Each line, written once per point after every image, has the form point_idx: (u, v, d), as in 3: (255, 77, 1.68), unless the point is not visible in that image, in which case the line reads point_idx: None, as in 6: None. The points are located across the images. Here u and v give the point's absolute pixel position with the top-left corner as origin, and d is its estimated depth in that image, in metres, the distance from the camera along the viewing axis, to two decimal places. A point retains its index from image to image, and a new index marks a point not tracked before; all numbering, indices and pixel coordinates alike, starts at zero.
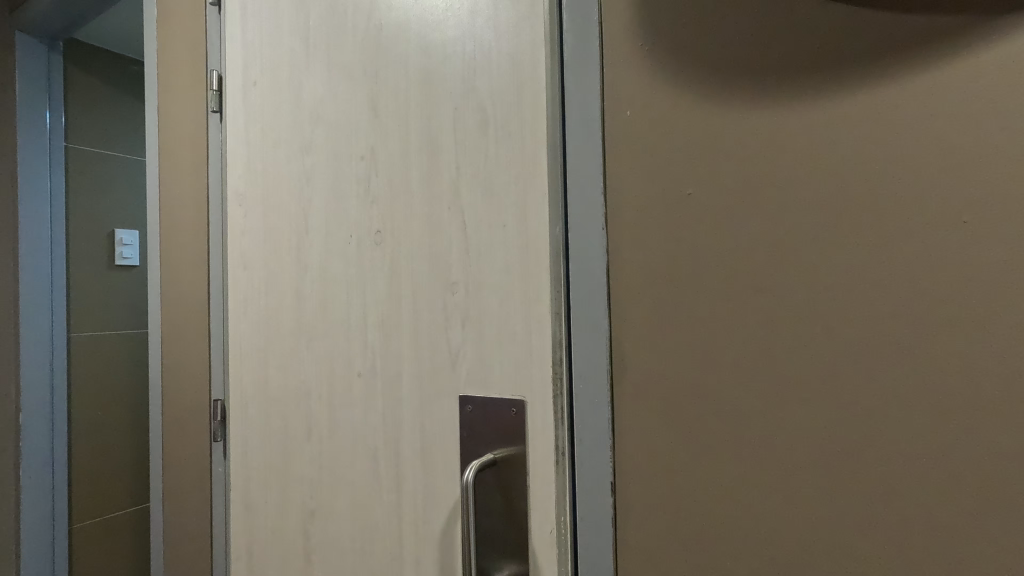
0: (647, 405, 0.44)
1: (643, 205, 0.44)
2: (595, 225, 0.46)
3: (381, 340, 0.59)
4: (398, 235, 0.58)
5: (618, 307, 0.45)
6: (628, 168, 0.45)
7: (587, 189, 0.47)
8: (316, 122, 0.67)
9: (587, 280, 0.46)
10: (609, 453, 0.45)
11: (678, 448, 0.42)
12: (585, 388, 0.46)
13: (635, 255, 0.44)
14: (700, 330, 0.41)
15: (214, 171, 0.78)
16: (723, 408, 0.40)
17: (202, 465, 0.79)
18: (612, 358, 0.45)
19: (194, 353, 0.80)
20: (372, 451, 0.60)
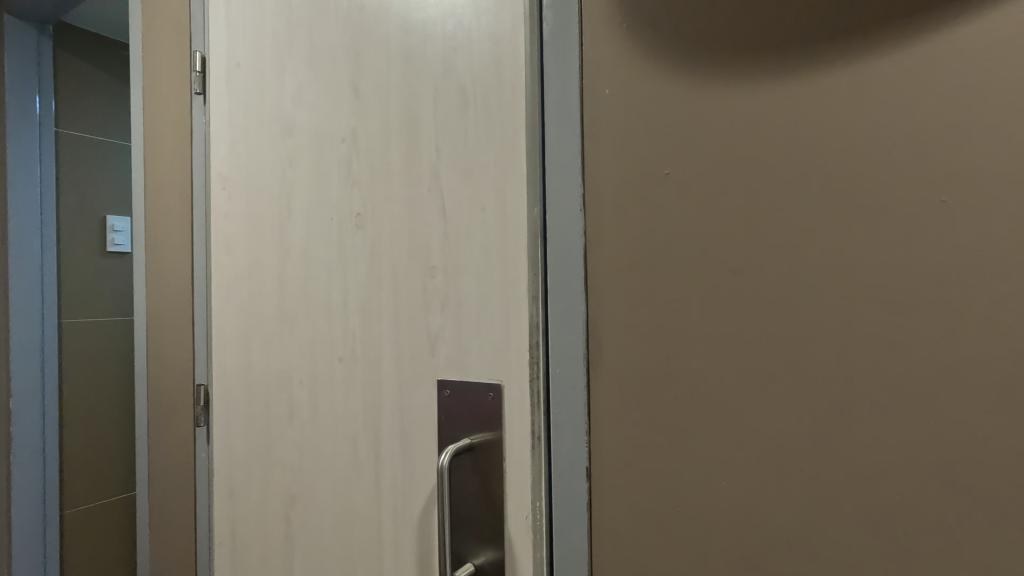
0: (623, 389, 0.43)
1: (621, 186, 0.43)
2: (572, 206, 0.45)
3: (361, 325, 0.59)
4: (379, 218, 0.58)
5: (595, 290, 0.44)
6: (606, 148, 0.44)
7: (566, 169, 0.46)
8: (298, 103, 0.66)
9: (565, 262, 0.46)
10: (584, 438, 0.45)
11: (654, 433, 0.42)
12: (561, 372, 0.46)
13: (612, 237, 0.44)
14: (676, 312, 0.41)
15: (198, 155, 0.78)
16: (699, 393, 0.40)
17: (187, 450, 0.79)
18: (589, 341, 0.45)
19: (178, 338, 0.80)
20: (352, 437, 0.60)
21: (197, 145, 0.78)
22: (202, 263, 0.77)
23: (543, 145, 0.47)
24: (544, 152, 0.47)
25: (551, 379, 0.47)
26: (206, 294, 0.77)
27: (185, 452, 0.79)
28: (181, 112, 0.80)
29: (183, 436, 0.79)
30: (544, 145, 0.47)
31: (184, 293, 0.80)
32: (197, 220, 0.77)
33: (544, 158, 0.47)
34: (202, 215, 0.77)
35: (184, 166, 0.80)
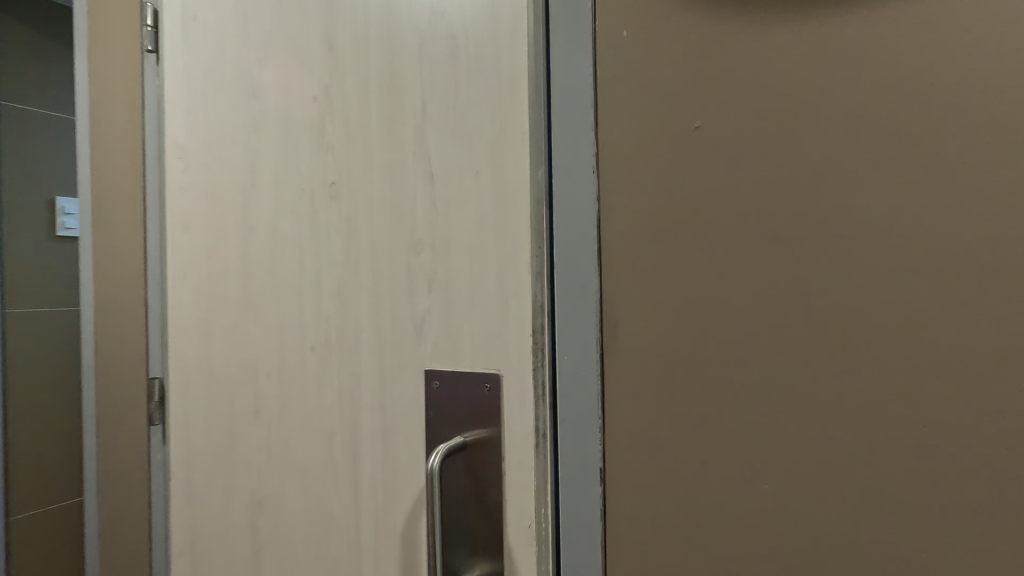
0: (643, 380, 0.37)
1: (640, 144, 0.37)
2: (583, 168, 0.39)
3: (336, 308, 0.52)
4: (356, 186, 0.51)
5: (609, 264, 0.38)
6: (622, 100, 0.38)
7: (575, 125, 0.39)
8: (263, 61, 0.58)
9: (574, 233, 0.39)
10: (597, 436, 0.38)
11: (679, 431, 0.36)
12: (570, 361, 0.39)
13: (630, 203, 0.37)
14: (707, 290, 0.35)
15: (153, 122, 0.70)
16: (734, 382, 0.34)
17: (141, 451, 0.71)
18: (602, 324, 0.38)
19: (130, 327, 0.72)
20: (326, 435, 0.53)
21: (153, 111, 0.70)
22: (156, 243, 0.69)
23: (547, 99, 0.41)
24: (547, 106, 0.40)
25: (557, 370, 0.40)
26: (161, 277, 0.69)
27: (138, 453, 0.72)
28: (132, 74, 0.72)
29: (137, 435, 0.71)
30: (548, 98, 0.40)
31: (137, 277, 0.71)
32: (148, 195, 0.69)
33: (547, 113, 0.40)
34: (157, 190, 0.69)
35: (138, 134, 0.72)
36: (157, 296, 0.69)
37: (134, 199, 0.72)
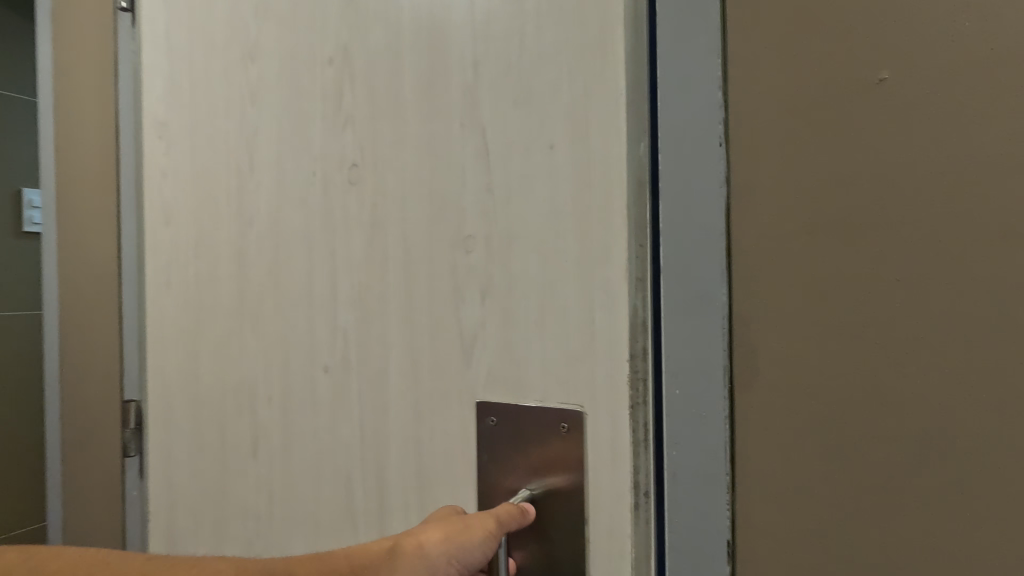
0: (793, 419, 0.28)
1: (790, 112, 0.28)
2: (705, 143, 0.30)
3: (358, 321, 0.41)
4: (384, 167, 0.40)
5: (746, 268, 0.29)
6: (764, 56, 0.29)
7: (694, 88, 0.30)
8: (263, 15, 0.47)
9: (691, 229, 0.30)
10: (727, 492, 0.29)
11: (847, 486, 0.27)
12: (685, 398, 0.30)
13: (774, 189, 0.29)
14: (889, 302, 0.26)
15: (123, 93, 0.58)
16: (931, 424, 0.26)
17: (107, 488, 0.59)
18: (733, 346, 0.29)
19: (96, 338, 0.60)
20: (343, 479, 0.42)
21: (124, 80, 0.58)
22: (125, 238, 0.57)
23: (653, 53, 0.31)
24: (654, 63, 0.31)
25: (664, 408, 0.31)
26: (133, 280, 0.57)
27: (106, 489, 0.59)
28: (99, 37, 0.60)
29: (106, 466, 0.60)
30: (655, 52, 0.31)
31: (101, 279, 0.59)
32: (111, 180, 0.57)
33: (654, 72, 0.31)
34: (128, 175, 0.57)
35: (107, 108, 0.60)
36: (128, 301, 0.57)
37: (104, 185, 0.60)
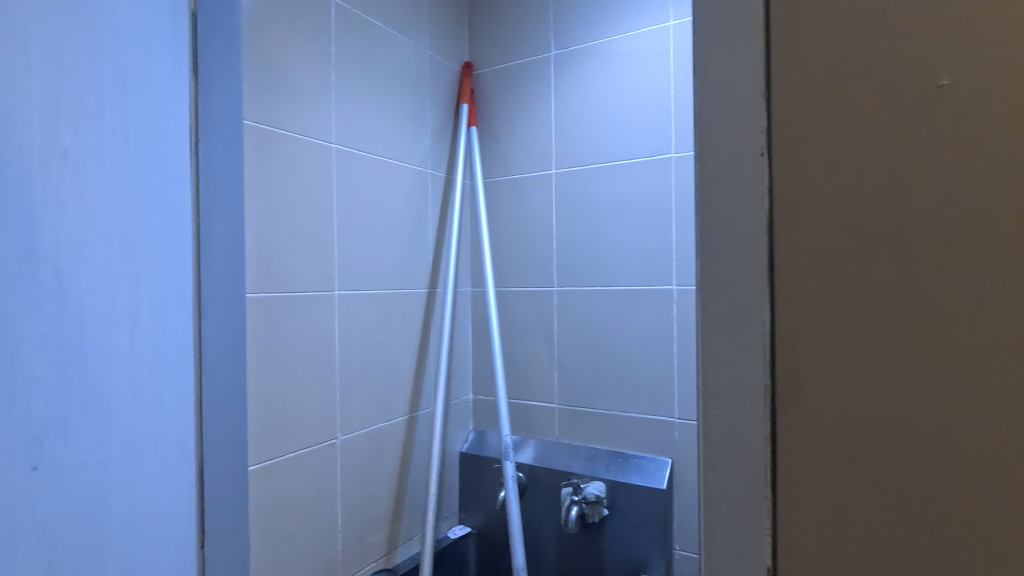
0: (832, 439, 0.28)
1: (832, 129, 0.28)
2: (746, 164, 0.30)
3: None
4: None
5: (786, 281, 0.29)
6: (807, 74, 0.29)
7: (738, 109, 0.30)
8: None
9: (736, 250, 0.30)
10: (765, 499, 0.30)
11: (890, 502, 0.27)
12: (725, 414, 0.31)
13: (816, 207, 0.29)
14: (934, 319, 0.26)
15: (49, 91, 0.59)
16: (979, 444, 0.25)
17: None
18: (775, 359, 0.30)
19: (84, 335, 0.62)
20: None
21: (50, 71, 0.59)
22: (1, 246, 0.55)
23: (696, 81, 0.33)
24: (698, 89, 0.32)
25: (707, 422, 0.32)
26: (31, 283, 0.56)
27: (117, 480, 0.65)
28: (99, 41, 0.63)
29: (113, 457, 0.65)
30: (698, 77, 0.32)
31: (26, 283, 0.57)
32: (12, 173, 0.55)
33: (699, 98, 0.32)
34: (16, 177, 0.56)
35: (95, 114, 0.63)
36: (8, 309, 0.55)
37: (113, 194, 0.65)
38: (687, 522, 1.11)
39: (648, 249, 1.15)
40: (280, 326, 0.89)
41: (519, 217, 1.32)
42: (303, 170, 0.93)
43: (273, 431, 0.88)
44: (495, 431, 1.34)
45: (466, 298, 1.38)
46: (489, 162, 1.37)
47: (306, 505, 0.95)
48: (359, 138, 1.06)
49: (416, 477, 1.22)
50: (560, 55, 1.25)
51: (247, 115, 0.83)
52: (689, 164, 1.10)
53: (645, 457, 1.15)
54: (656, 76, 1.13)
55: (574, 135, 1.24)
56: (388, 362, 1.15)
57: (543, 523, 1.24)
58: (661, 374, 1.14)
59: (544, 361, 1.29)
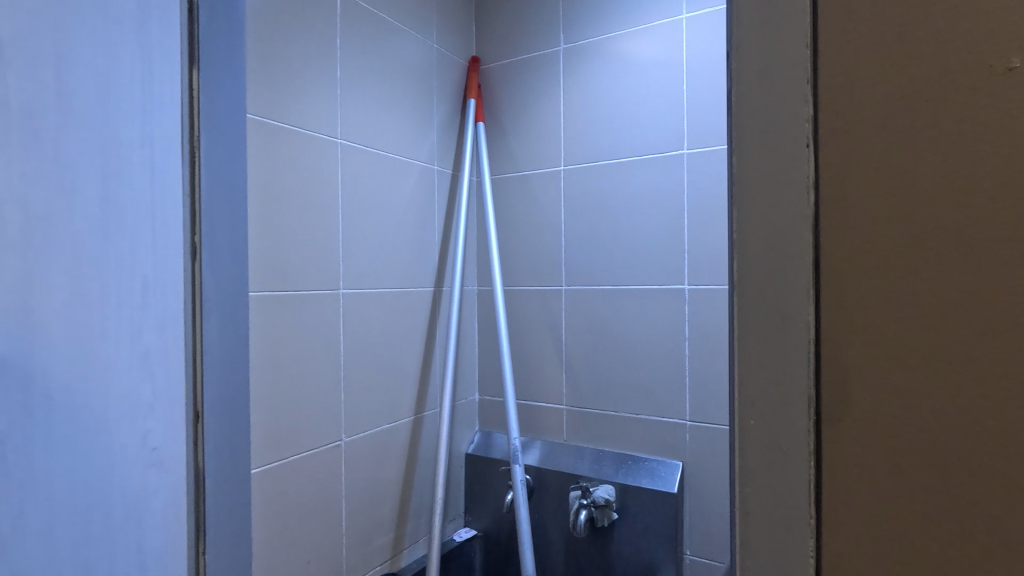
0: (884, 455, 0.26)
1: (887, 121, 0.26)
2: (788, 156, 0.28)
3: None
4: None
5: (835, 282, 0.27)
6: (858, 61, 0.26)
7: (780, 97, 0.28)
8: None
9: (777, 250, 0.28)
10: (810, 516, 0.28)
11: (947, 517, 0.25)
12: (765, 426, 0.29)
13: (867, 203, 0.26)
14: (1003, 322, 0.24)
15: (44, 58, 0.50)
16: None
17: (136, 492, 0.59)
18: (821, 365, 0.28)
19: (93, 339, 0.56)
20: None
21: (47, 33, 0.50)
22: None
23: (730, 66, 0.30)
24: (733, 74, 0.30)
25: (743, 435, 0.30)
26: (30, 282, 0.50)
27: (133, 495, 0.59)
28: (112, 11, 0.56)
29: (127, 474, 0.59)
30: (734, 61, 0.29)
31: None
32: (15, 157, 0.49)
33: (735, 83, 0.29)
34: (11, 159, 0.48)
35: (106, 90, 0.56)
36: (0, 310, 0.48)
37: (127, 180, 0.59)
38: (698, 526, 1.09)
39: (659, 247, 1.13)
40: (284, 325, 0.88)
41: (526, 215, 1.30)
42: (308, 165, 0.91)
43: (277, 432, 0.86)
44: (502, 432, 1.32)
45: (473, 296, 1.36)
46: (496, 158, 1.35)
47: (310, 508, 0.93)
48: (365, 134, 1.04)
49: (422, 479, 1.20)
50: (570, 49, 1.23)
51: (251, 109, 0.81)
52: (702, 161, 1.08)
53: (655, 460, 1.13)
54: (668, 71, 1.11)
55: (583, 131, 1.22)
56: (394, 362, 1.13)
57: (551, 527, 1.22)
58: (672, 375, 1.12)
59: (552, 361, 1.27)
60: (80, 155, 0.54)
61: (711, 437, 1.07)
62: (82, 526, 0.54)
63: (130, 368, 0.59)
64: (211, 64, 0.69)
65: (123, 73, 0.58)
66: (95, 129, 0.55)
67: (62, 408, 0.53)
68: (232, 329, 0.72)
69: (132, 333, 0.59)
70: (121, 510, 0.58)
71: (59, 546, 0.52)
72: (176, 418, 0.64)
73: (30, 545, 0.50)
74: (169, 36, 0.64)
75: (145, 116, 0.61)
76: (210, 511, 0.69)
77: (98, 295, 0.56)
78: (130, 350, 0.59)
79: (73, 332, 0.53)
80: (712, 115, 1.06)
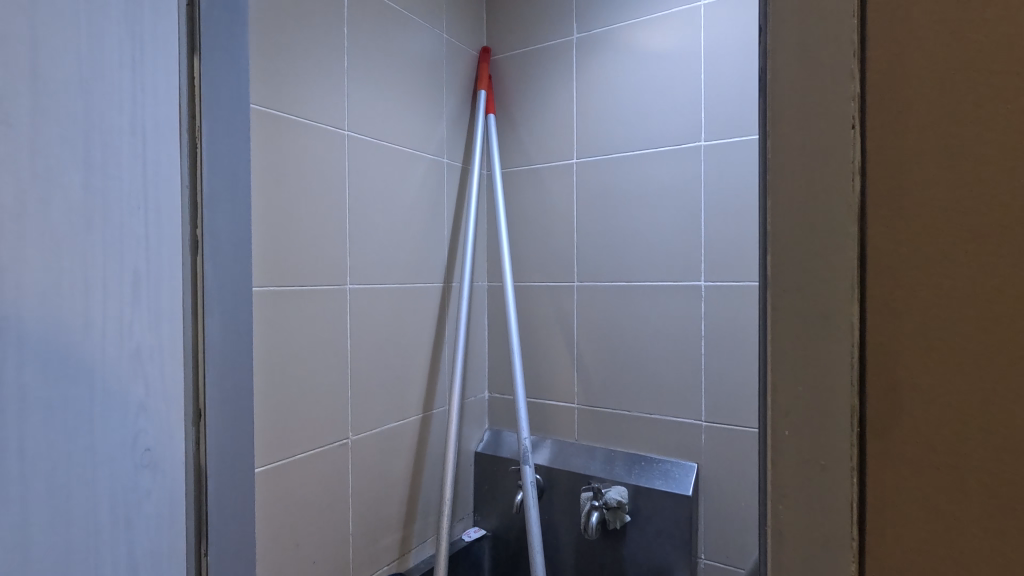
0: (939, 472, 0.24)
1: (945, 100, 0.23)
2: (831, 138, 0.25)
3: None
4: None
5: (881, 281, 0.24)
6: (913, 32, 0.24)
7: (822, 71, 0.25)
8: None
9: (817, 244, 0.25)
10: (851, 539, 0.25)
11: (1009, 547, 0.23)
12: (801, 438, 0.26)
13: (921, 191, 0.24)
14: None
15: (27, 44, 0.48)
16: None
17: (129, 493, 0.57)
18: (865, 373, 0.25)
19: (76, 334, 0.53)
20: None
21: (28, 17, 0.48)
22: None
23: (764, 39, 0.27)
24: (768, 47, 0.27)
25: (776, 446, 0.27)
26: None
27: (122, 499, 0.57)
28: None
29: (117, 474, 0.56)
30: (768, 33, 0.27)
31: None
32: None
33: (769, 58, 0.27)
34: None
35: (89, 74, 0.53)
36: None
37: (114, 170, 0.56)
38: (714, 529, 1.06)
39: (674, 242, 1.10)
40: (289, 320, 0.86)
41: (537, 209, 1.28)
42: (314, 158, 0.90)
43: (282, 430, 0.85)
44: (511, 431, 1.30)
45: (482, 292, 1.34)
46: (507, 152, 1.32)
47: (317, 507, 0.91)
48: (373, 126, 1.02)
49: (429, 478, 1.19)
50: (583, 39, 1.20)
51: (255, 100, 0.80)
52: (719, 153, 1.04)
53: (669, 461, 1.10)
54: (685, 62, 1.08)
55: (595, 123, 1.19)
56: (402, 358, 1.11)
57: (562, 528, 1.20)
58: (687, 374, 1.09)
59: (563, 359, 1.24)
60: (68, 145, 0.52)
61: (728, 438, 1.04)
62: (62, 528, 0.52)
63: (118, 366, 0.57)
64: (212, 54, 0.67)
65: (110, 58, 0.55)
66: (82, 115, 0.53)
67: (37, 407, 0.50)
68: (234, 325, 0.71)
69: (118, 328, 0.57)
70: (108, 514, 0.55)
71: (35, 550, 0.50)
72: (174, 416, 0.63)
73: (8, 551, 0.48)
74: (164, 24, 0.61)
75: (134, 101, 0.58)
76: (211, 512, 0.68)
77: (81, 290, 0.53)
78: (119, 346, 0.57)
79: (63, 329, 0.52)
80: (730, 106, 1.03)
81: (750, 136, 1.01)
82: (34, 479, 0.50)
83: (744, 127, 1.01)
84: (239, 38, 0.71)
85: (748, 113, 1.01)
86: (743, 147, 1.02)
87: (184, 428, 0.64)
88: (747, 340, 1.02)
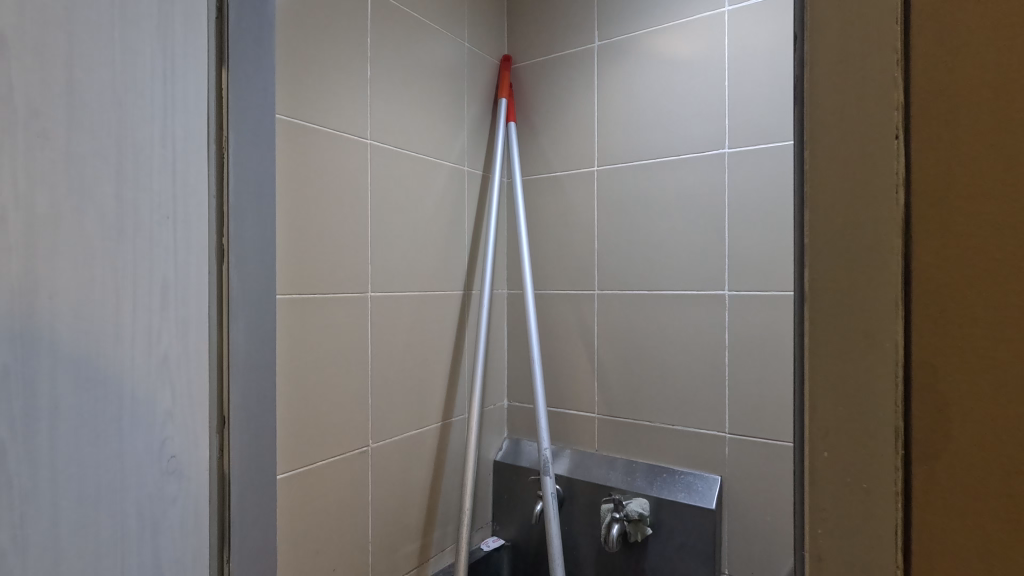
0: (994, 499, 0.22)
1: (995, 113, 0.22)
2: (873, 150, 0.24)
3: None
4: None
5: (927, 297, 0.23)
6: (963, 38, 0.23)
7: (861, 81, 0.24)
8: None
9: (859, 258, 0.24)
10: (896, 563, 0.24)
11: None
12: (841, 461, 0.25)
13: (972, 203, 0.23)
14: None
15: (62, 59, 0.50)
16: None
17: (154, 499, 0.58)
18: (908, 394, 0.24)
19: (105, 343, 0.54)
20: None
21: (64, 35, 0.50)
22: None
23: (800, 48, 0.27)
24: (806, 57, 0.26)
25: (815, 469, 0.26)
26: (34, 281, 0.48)
27: (147, 505, 0.57)
28: (128, 7, 0.55)
29: (142, 482, 0.57)
30: (806, 40, 0.26)
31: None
32: (18, 155, 0.47)
33: (806, 68, 0.26)
34: (13, 155, 0.46)
35: (122, 88, 0.55)
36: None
37: (144, 181, 0.57)
38: (738, 546, 1.04)
39: (698, 251, 1.08)
40: (313, 328, 0.87)
41: (559, 217, 1.27)
42: (338, 167, 0.90)
43: (303, 437, 0.85)
44: (531, 440, 1.29)
45: (502, 300, 1.34)
46: (528, 160, 1.32)
47: (337, 515, 0.92)
48: (395, 134, 1.03)
49: (448, 487, 1.18)
50: (604, 47, 1.20)
51: (280, 111, 0.81)
52: (745, 161, 1.03)
53: (692, 474, 1.08)
54: (709, 68, 1.06)
55: (616, 131, 1.18)
56: (423, 366, 1.11)
57: (582, 539, 1.18)
58: (710, 385, 1.07)
59: (584, 367, 1.23)
60: (97, 158, 0.52)
61: (753, 451, 1.02)
62: (90, 534, 0.52)
63: (146, 374, 0.57)
64: (240, 66, 0.68)
65: (143, 72, 0.56)
66: (111, 128, 0.54)
67: (69, 415, 0.51)
68: (259, 334, 0.71)
69: (146, 337, 0.57)
70: (135, 520, 0.56)
71: (66, 556, 0.51)
72: (198, 424, 0.63)
73: (38, 556, 0.49)
74: (193, 37, 0.62)
75: (165, 113, 0.59)
76: (234, 519, 0.68)
77: (112, 299, 0.54)
78: (147, 355, 0.58)
79: (91, 338, 0.53)
80: (756, 113, 1.01)
81: (777, 143, 0.99)
82: (64, 485, 0.50)
83: (771, 134, 1.00)
84: (266, 50, 0.72)
85: (775, 120, 0.99)
86: (769, 154, 1.00)
87: (208, 435, 0.65)
88: (773, 351, 1.00)
